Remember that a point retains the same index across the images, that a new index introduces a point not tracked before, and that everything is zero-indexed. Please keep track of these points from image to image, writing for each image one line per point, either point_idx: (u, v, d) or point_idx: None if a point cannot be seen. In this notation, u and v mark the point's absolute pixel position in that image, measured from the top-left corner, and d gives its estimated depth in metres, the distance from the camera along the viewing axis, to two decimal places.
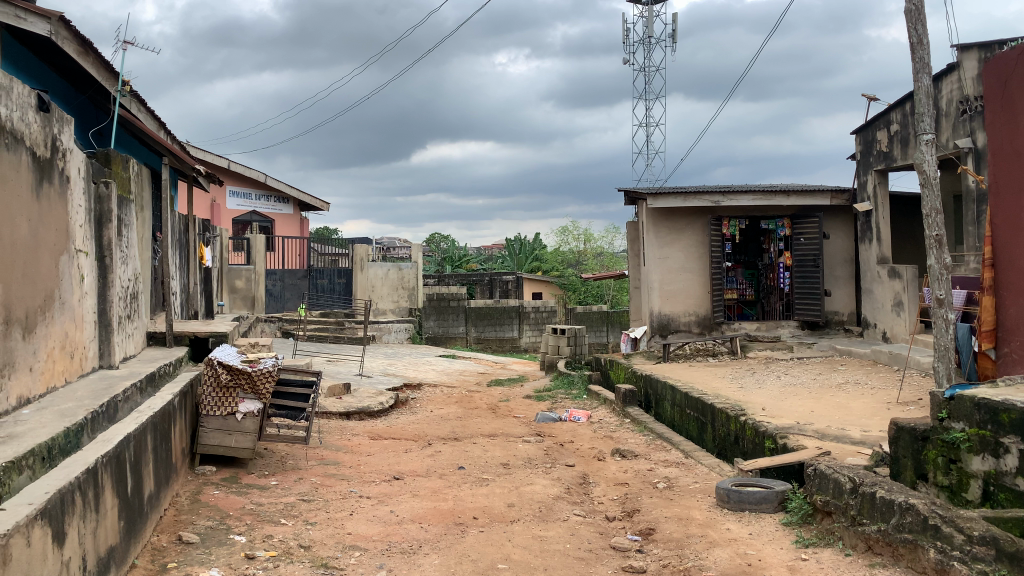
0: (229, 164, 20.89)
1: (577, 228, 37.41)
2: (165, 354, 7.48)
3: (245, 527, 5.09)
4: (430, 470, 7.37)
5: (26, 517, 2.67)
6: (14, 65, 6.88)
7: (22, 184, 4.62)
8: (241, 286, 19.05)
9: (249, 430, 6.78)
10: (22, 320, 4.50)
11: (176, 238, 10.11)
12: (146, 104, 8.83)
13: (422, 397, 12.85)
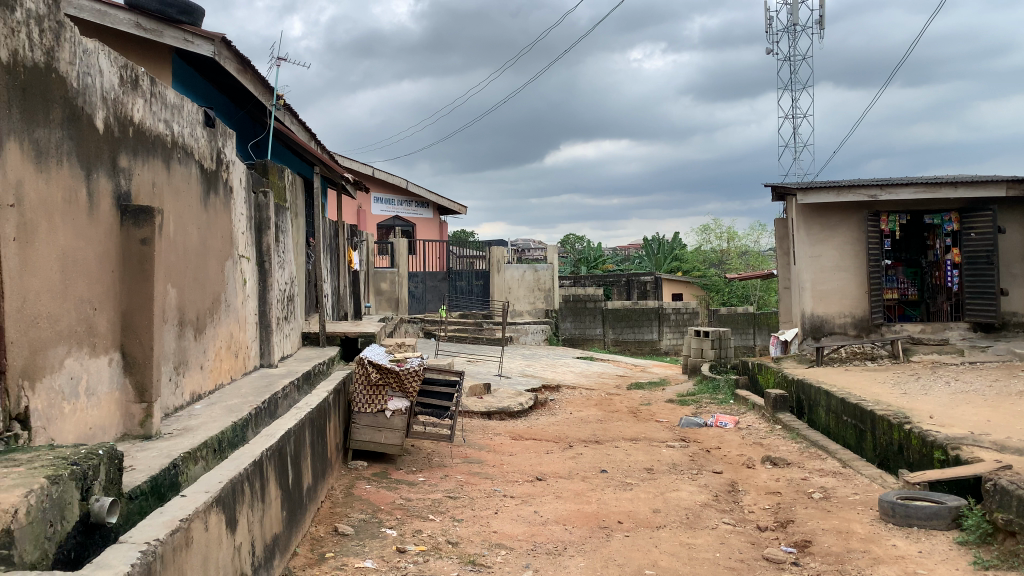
0: (373, 171, 21.90)
1: (718, 227, 36.34)
2: (318, 353, 7.90)
3: (396, 521, 5.29)
4: (572, 472, 7.38)
5: (203, 503, 2.89)
6: (182, 84, 7.47)
7: (194, 196, 5.04)
8: (386, 287, 19.89)
9: (396, 427, 7.01)
10: (194, 321, 4.89)
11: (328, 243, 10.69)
12: (298, 117, 9.35)
13: (561, 399, 12.89)
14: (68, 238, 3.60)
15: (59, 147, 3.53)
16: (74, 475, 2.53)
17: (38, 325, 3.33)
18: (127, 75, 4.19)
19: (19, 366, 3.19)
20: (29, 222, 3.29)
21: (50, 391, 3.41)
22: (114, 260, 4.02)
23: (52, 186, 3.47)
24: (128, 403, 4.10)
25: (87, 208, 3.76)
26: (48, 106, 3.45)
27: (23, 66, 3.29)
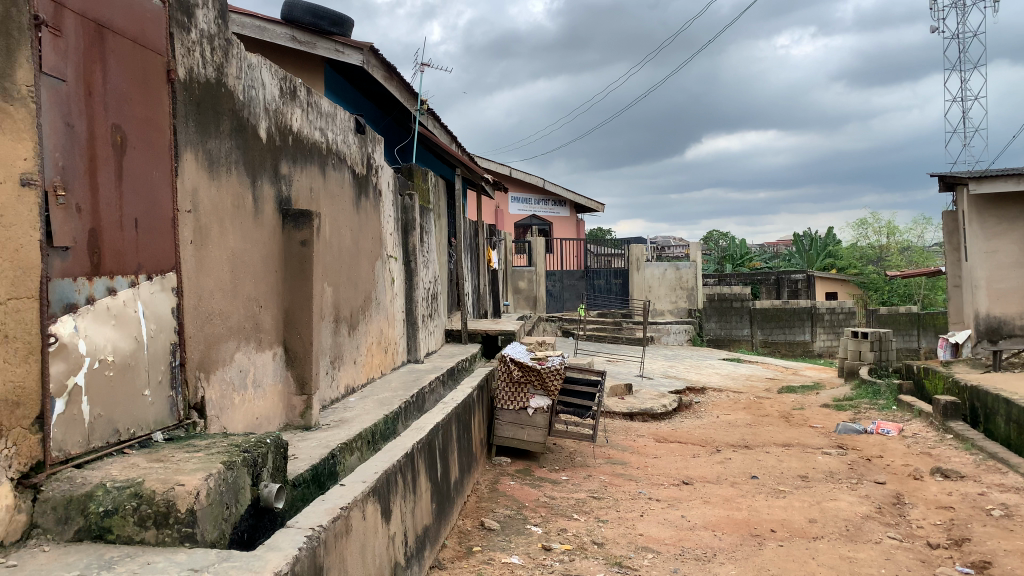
0: (511, 172, 22.34)
1: (878, 221, 34.01)
2: (461, 350, 8.11)
3: (540, 519, 5.34)
4: (721, 477, 7.17)
5: (361, 493, 3.03)
6: (333, 94, 7.87)
7: (347, 199, 5.29)
8: (524, 286, 20.36)
9: (539, 425, 7.10)
10: (348, 318, 5.15)
11: (468, 243, 10.96)
12: (439, 121, 9.62)
13: (707, 401, 12.59)
14: (238, 241, 3.87)
15: (229, 157, 3.81)
16: (246, 462, 2.73)
17: (212, 321, 3.61)
18: (287, 87, 4.46)
19: (197, 359, 3.47)
20: (204, 227, 3.57)
21: (223, 381, 3.69)
22: (276, 261, 4.28)
23: (222, 193, 3.75)
24: (290, 395, 4.36)
25: (254, 213, 4.03)
26: (219, 118, 3.73)
27: (197, 83, 3.58)
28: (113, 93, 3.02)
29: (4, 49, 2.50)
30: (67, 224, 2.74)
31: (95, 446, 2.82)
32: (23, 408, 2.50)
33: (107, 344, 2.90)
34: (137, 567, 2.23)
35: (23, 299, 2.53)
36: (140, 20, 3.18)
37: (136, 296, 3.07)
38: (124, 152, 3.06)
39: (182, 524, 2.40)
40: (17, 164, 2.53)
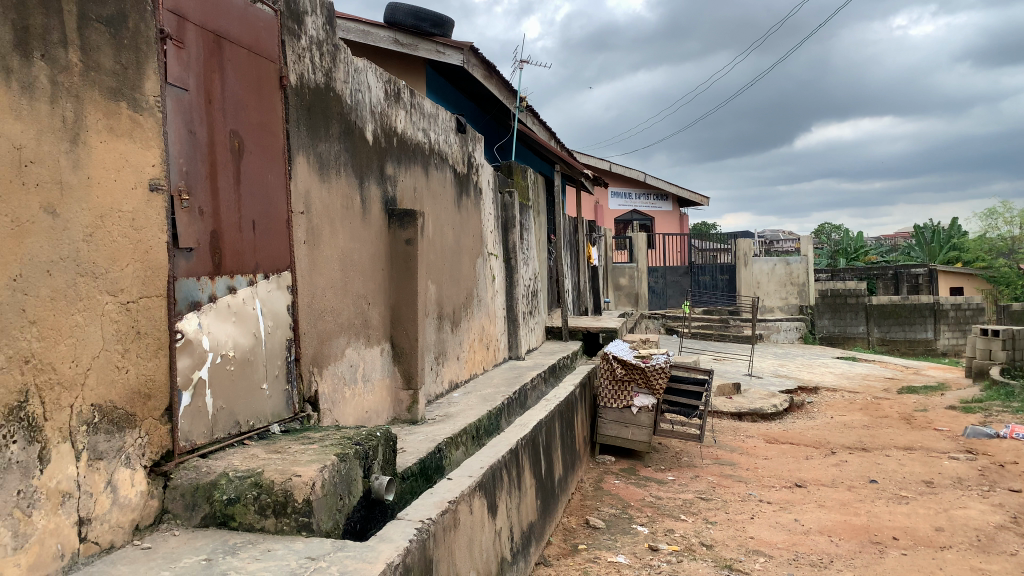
0: (611, 167, 22.25)
1: (1010, 210, 31.67)
2: (562, 347, 8.13)
3: (646, 518, 5.29)
4: (836, 481, 6.88)
5: (468, 487, 3.08)
6: (435, 94, 8.02)
7: (450, 198, 5.38)
8: (625, 282, 20.65)
9: (644, 424, 7.08)
10: (452, 315, 5.24)
11: (568, 239, 10.96)
12: (538, 117, 9.63)
13: (820, 401, 12.13)
14: (347, 240, 3.99)
15: (338, 159, 3.94)
16: (358, 454, 2.82)
17: (324, 318, 3.75)
18: (392, 89, 4.56)
19: (311, 354, 3.61)
20: (316, 227, 3.71)
21: (335, 376, 3.82)
22: (383, 259, 4.40)
23: (332, 194, 3.87)
24: (397, 389, 4.47)
25: (361, 213, 4.15)
26: (328, 122, 3.86)
27: (308, 88, 3.71)
28: (231, 101, 3.17)
29: (135, 62, 2.67)
30: (191, 226, 2.90)
31: (218, 436, 2.98)
32: (155, 400, 2.70)
33: (227, 340, 3.06)
34: (258, 553, 2.34)
35: (153, 297, 2.71)
36: (254, 29, 3.32)
37: (254, 294, 3.22)
38: (242, 157, 3.21)
39: (300, 513, 2.49)
40: (145, 171, 2.70)
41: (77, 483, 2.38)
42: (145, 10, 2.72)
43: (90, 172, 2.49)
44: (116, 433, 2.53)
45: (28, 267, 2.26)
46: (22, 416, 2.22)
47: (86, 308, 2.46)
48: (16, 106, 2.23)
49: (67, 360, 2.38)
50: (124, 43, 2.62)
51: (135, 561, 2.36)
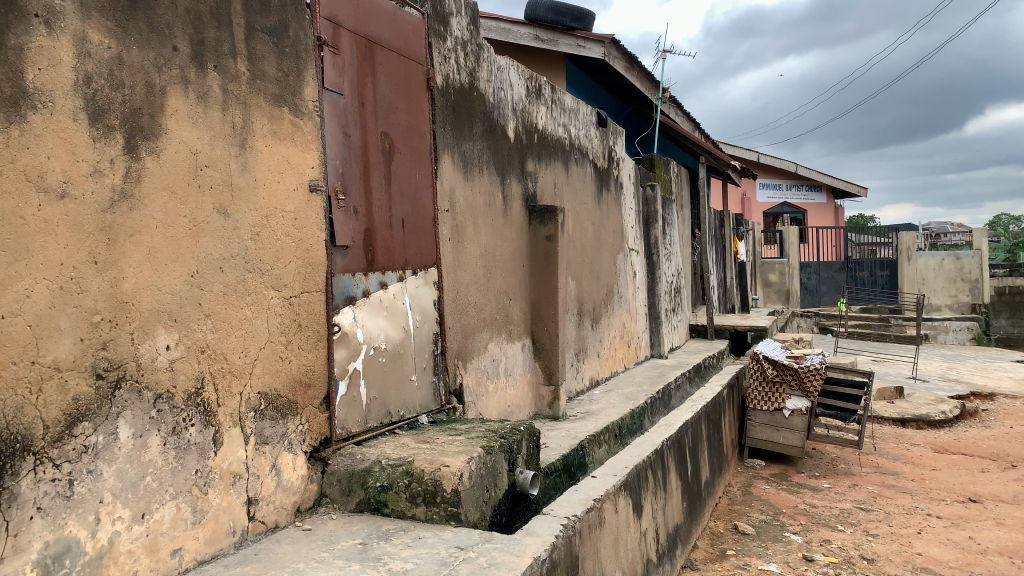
0: (760, 157, 21.53)
1: None
2: (707, 345, 7.92)
3: (800, 527, 5.06)
4: (1017, 497, 6.28)
5: (613, 486, 3.05)
6: (576, 89, 8.03)
7: (590, 194, 5.36)
8: (774, 279, 19.90)
9: (797, 427, 6.84)
10: (592, 311, 5.22)
11: (713, 233, 10.67)
12: (681, 108, 9.43)
13: (998, 409, 11.14)
14: (490, 237, 4.06)
15: (481, 157, 4.01)
16: (503, 447, 2.85)
17: (469, 313, 3.82)
18: (533, 85, 4.59)
19: (456, 348, 3.70)
20: (460, 224, 3.79)
21: (479, 370, 3.90)
22: (525, 255, 4.45)
23: (476, 192, 3.95)
24: (539, 385, 4.52)
25: (504, 210, 4.21)
26: (472, 121, 3.93)
27: (453, 88, 3.80)
28: (383, 103, 3.29)
29: (295, 69, 2.82)
30: (347, 224, 3.04)
31: (372, 425, 3.11)
32: (314, 389, 2.85)
33: (380, 333, 3.18)
34: (410, 541, 2.42)
35: (312, 292, 2.86)
36: (403, 32, 3.43)
37: (403, 289, 3.33)
38: (392, 157, 3.32)
39: (448, 503, 2.56)
40: (305, 173, 2.85)
41: (245, 465, 2.55)
42: (305, 19, 2.87)
43: (257, 175, 2.66)
44: (280, 419, 2.70)
45: (204, 264, 2.45)
46: (199, 401, 2.42)
47: (254, 301, 2.63)
48: (192, 114, 2.42)
49: (238, 351, 2.56)
50: (285, 51, 2.77)
51: (297, 541, 2.50)
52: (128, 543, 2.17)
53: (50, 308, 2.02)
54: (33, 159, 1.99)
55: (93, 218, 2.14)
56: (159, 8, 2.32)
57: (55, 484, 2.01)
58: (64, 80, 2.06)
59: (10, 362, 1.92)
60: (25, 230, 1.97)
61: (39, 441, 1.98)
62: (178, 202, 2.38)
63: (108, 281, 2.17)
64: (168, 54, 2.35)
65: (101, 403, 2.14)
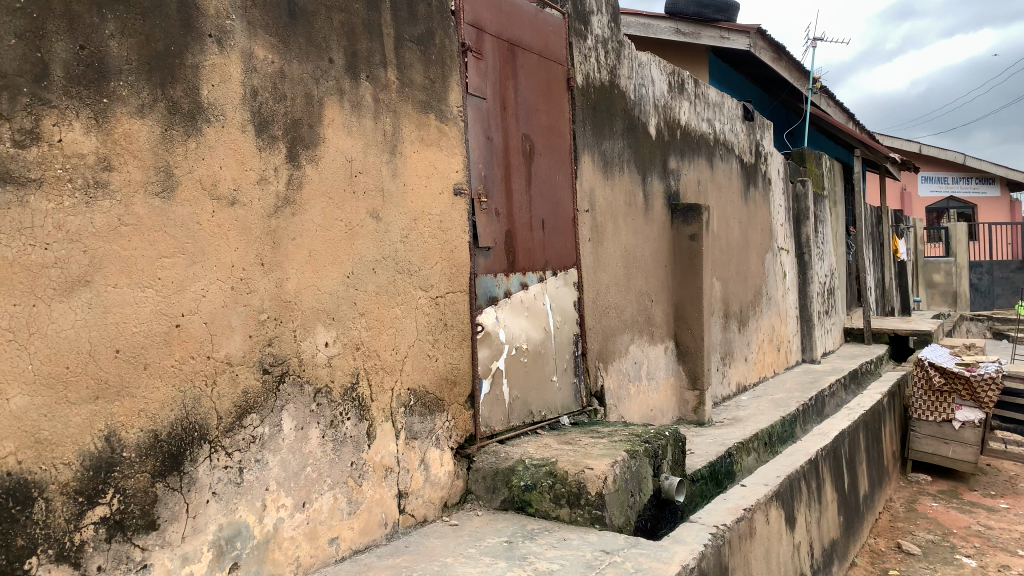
0: (922, 148, 20.08)
1: None
2: (865, 350, 7.47)
3: (973, 549, 4.67)
4: None
5: (764, 496, 2.93)
6: (720, 83, 7.81)
7: (736, 190, 5.19)
8: (941, 281, 18.36)
9: (969, 441, 6.31)
10: (738, 313, 5.05)
11: (869, 231, 10.05)
12: (834, 98, 8.95)
13: None
14: (632, 237, 4.02)
15: (622, 156, 3.97)
16: (648, 451, 2.81)
17: (609, 315, 3.79)
18: (676, 81, 4.50)
19: (596, 350, 3.67)
20: (600, 224, 3.77)
21: (621, 372, 3.86)
22: (668, 255, 4.37)
23: (617, 192, 3.92)
24: (682, 389, 4.43)
25: (645, 210, 4.16)
26: (613, 119, 3.90)
27: (594, 87, 3.78)
28: (524, 105, 3.32)
29: (441, 76, 2.89)
30: (489, 227, 3.08)
31: (514, 424, 3.15)
32: (460, 386, 2.91)
33: (521, 333, 3.20)
34: (555, 541, 2.43)
35: (457, 292, 2.93)
36: (545, 33, 3.45)
37: (544, 290, 3.34)
38: (533, 158, 3.34)
39: (592, 506, 2.55)
40: (451, 176, 2.92)
41: (397, 459, 2.65)
42: (449, 26, 2.94)
43: (406, 180, 2.75)
44: (428, 415, 2.78)
45: (358, 265, 2.56)
46: (354, 396, 2.53)
47: (403, 301, 2.72)
48: (347, 123, 2.54)
49: (390, 348, 2.66)
50: (431, 58, 2.85)
51: (445, 536, 2.57)
52: (291, 529, 2.31)
53: (222, 306, 2.18)
54: (208, 169, 2.14)
55: (259, 223, 2.28)
56: (316, 23, 2.44)
57: (228, 470, 2.16)
58: (234, 95, 2.21)
59: (188, 357, 2.08)
60: (202, 234, 2.13)
61: (215, 430, 2.14)
62: (335, 207, 2.50)
63: (273, 282, 2.31)
64: (325, 66, 2.47)
65: (268, 396, 2.28)
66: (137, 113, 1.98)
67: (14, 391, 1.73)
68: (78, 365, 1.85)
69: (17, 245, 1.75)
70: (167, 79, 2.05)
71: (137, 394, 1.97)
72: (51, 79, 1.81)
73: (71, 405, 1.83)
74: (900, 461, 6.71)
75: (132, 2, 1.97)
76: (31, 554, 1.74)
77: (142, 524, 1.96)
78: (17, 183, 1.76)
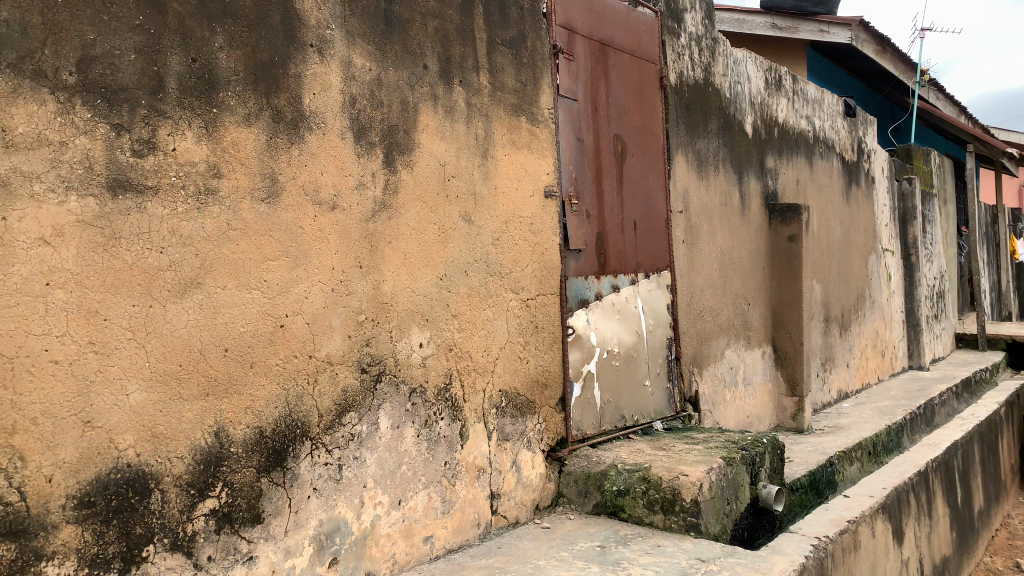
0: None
1: None
2: (979, 357, 7.06)
3: None
4: None
5: (870, 508, 2.81)
6: (818, 78, 7.55)
7: (837, 189, 5.00)
8: None
9: None
10: (839, 318, 4.87)
11: (983, 231, 9.50)
12: (944, 91, 8.50)
13: None
14: (726, 238, 3.92)
15: (717, 156, 3.88)
16: (745, 459, 2.75)
17: (704, 318, 3.71)
18: (773, 77, 4.38)
19: (690, 354, 3.61)
20: (695, 225, 3.70)
21: (715, 377, 3.78)
22: (765, 257, 4.25)
23: (711, 192, 3.83)
24: (780, 395, 4.29)
25: (740, 210, 4.05)
26: (707, 118, 3.82)
27: (687, 86, 3.71)
28: (616, 105, 3.29)
29: (533, 79, 2.90)
30: (580, 228, 3.07)
31: (606, 428, 3.12)
32: (550, 389, 2.90)
33: (613, 336, 3.17)
34: (649, 548, 2.40)
35: (548, 295, 2.92)
36: (637, 33, 3.41)
37: (636, 292, 3.30)
38: (625, 159, 3.31)
39: (687, 513, 2.52)
40: (541, 179, 2.92)
41: (489, 460, 2.67)
42: (541, 28, 2.94)
43: (497, 183, 2.77)
44: (520, 417, 2.78)
45: (451, 267, 2.60)
46: (448, 396, 2.57)
47: (495, 303, 2.74)
48: (440, 128, 2.58)
49: (482, 350, 2.68)
50: (523, 61, 2.86)
51: (538, 539, 2.57)
52: (387, 527, 2.36)
53: (322, 307, 2.24)
54: (310, 175, 2.21)
55: (358, 227, 2.34)
56: (411, 30, 2.49)
57: (328, 467, 2.22)
58: (334, 102, 2.28)
59: (291, 356, 2.16)
60: (305, 238, 2.20)
61: (316, 428, 2.20)
62: (429, 210, 2.54)
63: (371, 284, 2.37)
64: (420, 72, 2.51)
65: (366, 395, 2.34)
66: (244, 122, 2.06)
67: (133, 388, 1.83)
68: (190, 364, 1.94)
69: (135, 249, 1.85)
70: (272, 89, 2.12)
71: (244, 392, 2.05)
72: (167, 91, 1.91)
73: (184, 402, 1.93)
74: (1020, 476, 6.28)
75: (239, 16, 2.05)
76: (148, 542, 1.84)
77: (248, 517, 2.04)
78: (137, 191, 1.86)
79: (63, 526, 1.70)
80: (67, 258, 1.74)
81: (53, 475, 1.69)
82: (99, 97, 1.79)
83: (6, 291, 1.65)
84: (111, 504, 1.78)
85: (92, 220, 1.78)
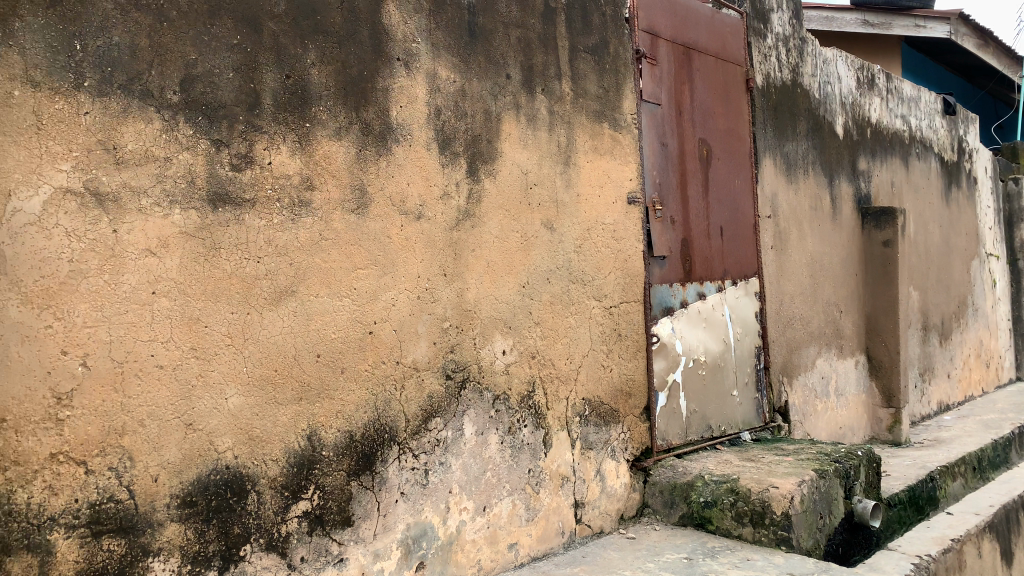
0: None
1: None
2: None
3: None
4: None
5: (976, 526, 2.67)
6: (914, 75, 7.27)
7: (936, 191, 4.79)
8: None
9: None
10: (939, 326, 4.65)
11: None
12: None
13: None
14: (817, 243, 3.80)
15: (806, 158, 3.78)
16: (838, 472, 2.66)
17: (793, 326, 3.61)
18: (865, 76, 4.24)
19: (780, 363, 3.51)
20: (784, 230, 3.60)
21: (806, 387, 3.66)
22: (858, 262, 4.10)
23: (801, 197, 3.73)
24: (876, 406, 4.13)
25: (832, 214, 3.92)
26: (796, 120, 3.73)
27: (774, 87, 3.62)
28: (700, 109, 3.24)
29: (616, 85, 2.89)
30: (665, 235, 3.03)
31: (692, 438, 3.06)
32: (635, 398, 2.87)
33: (698, 345, 3.12)
34: (738, 561, 2.35)
35: (632, 303, 2.90)
36: (722, 35, 3.35)
37: (723, 300, 3.24)
38: (710, 164, 3.25)
39: (778, 526, 2.45)
40: (624, 185, 2.90)
41: (573, 468, 2.66)
42: (623, 34, 2.92)
43: (579, 190, 2.76)
44: (604, 426, 2.77)
45: (534, 275, 2.61)
46: (531, 404, 2.57)
47: (578, 311, 2.73)
48: (523, 136, 2.59)
49: (565, 358, 2.68)
50: (606, 68, 2.85)
51: (623, 549, 2.54)
52: (473, 533, 2.38)
53: (409, 315, 2.28)
54: (397, 186, 2.26)
55: (443, 236, 2.38)
56: (495, 40, 2.52)
57: (415, 472, 2.26)
58: (420, 114, 2.32)
59: (380, 362, 2.20)
60: (391, 247, 2.25)
61: (403, 433, 2.24)
62: (512, 219, 2.55)
63: (455, 292, 2.40)
64: (502, 82, 2.54)
65: (451, 402, 2.37)
66: (335, 135, 2.12)
67: (231, 392, 1.91)
68: (285, 369, 2.01)
69: (234, 259, 1.93)
70: (361, 102, 2.18)
71: (335, 397, 2.11)
72: (262, 107, 1.99)
73: (279, 406, 2.00)
74: None
75: (330, 32, 2.12)
76: (246, 541, 1.91)
77: (339, 520, 2.09)
78: (235, 204, 1.93)
79: (167, 523, 1.78)
80: (171, 268, 1.83)
81: (159, 475, 1.78)
82: (200, 114, 1.88)
83: (116, 299, 1.74)
84: (212, 504, 1.86)
85: (194, 231, 1.86)
